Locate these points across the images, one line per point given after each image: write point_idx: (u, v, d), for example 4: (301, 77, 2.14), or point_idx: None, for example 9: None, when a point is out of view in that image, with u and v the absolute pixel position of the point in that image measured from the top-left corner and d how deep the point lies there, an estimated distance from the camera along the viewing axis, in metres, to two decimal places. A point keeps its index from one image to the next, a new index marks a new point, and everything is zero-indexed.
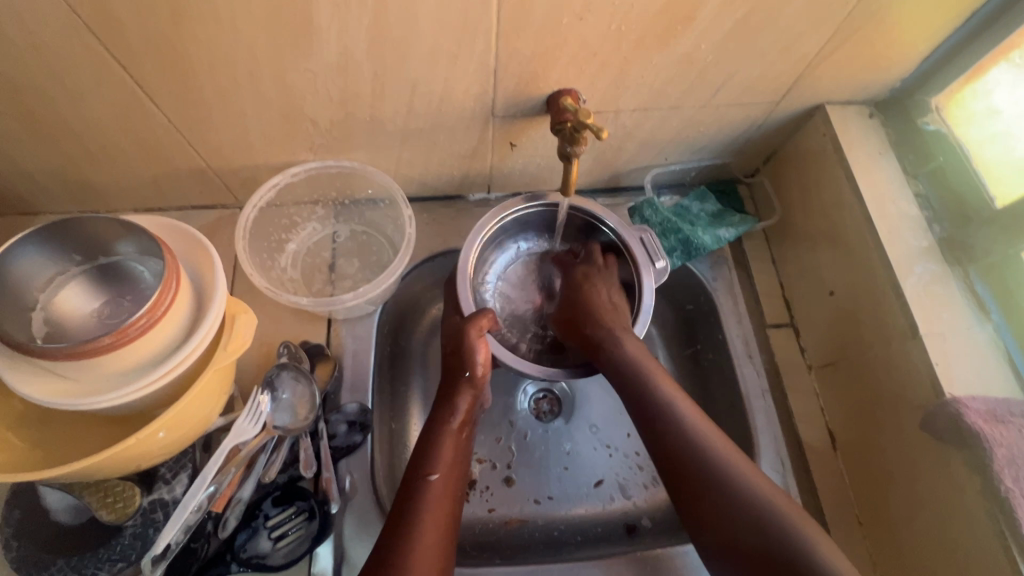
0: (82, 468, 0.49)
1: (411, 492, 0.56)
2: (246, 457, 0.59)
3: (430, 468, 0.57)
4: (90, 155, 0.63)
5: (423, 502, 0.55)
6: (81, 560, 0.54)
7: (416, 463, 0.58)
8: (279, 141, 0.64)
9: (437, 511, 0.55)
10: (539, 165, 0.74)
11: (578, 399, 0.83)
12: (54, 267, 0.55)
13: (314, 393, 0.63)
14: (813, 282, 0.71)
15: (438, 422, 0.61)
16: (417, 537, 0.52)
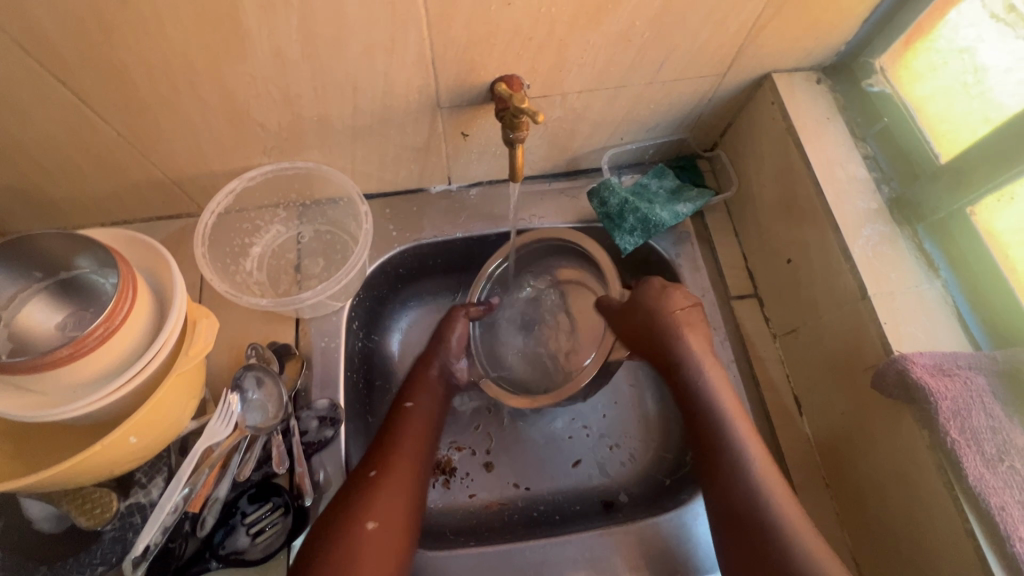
0: (53, 477, 0.51)
1: (378, 453, 0.63)
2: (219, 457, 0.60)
3: (400, 436, 0.65)
4: (47, 174, 0.64)
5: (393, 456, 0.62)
6: (65, 565, 0.56)
7: (384, 437, 0.65)
8: (231, 146, 0.65)
9: (408, 467, 0.62)
10: (494, 154, 0.75)
11: None
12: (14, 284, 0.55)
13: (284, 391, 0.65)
14: (772, 251, 0.72)
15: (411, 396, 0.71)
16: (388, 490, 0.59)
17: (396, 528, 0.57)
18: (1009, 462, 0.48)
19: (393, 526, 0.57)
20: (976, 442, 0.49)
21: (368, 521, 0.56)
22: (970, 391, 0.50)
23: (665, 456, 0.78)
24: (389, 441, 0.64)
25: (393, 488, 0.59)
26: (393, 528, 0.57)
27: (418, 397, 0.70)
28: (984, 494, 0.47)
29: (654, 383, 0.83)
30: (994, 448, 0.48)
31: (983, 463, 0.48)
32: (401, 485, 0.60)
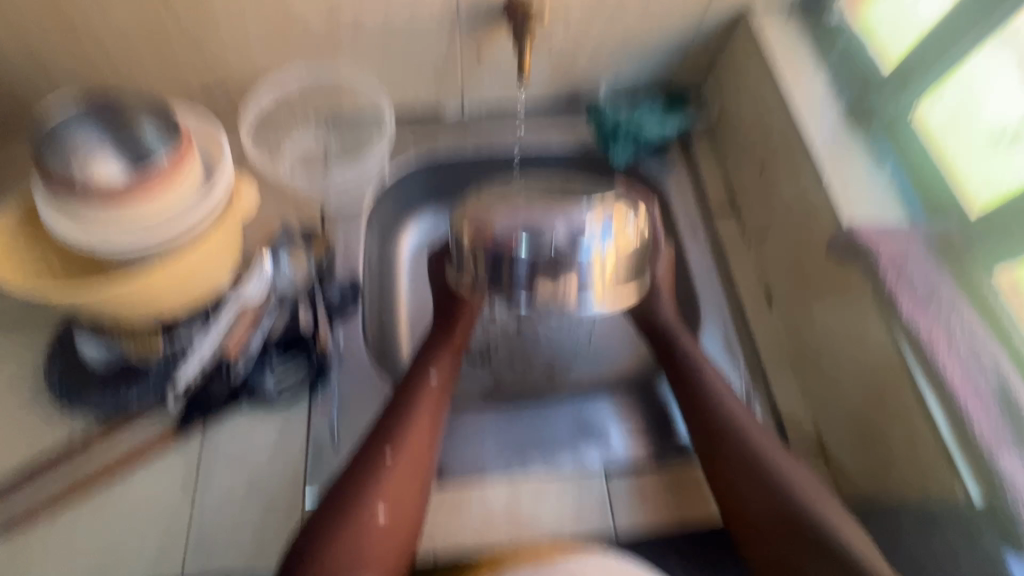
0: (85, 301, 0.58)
1: (394, 433, 0.61)
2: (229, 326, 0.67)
3: (412, 411, 0.63)
4: (113, 67, 0.74)
5: (398, 442, 0.60)
6: (115, 388, 0.64)
7: (396, 411, 0.63)
8: (277, 48, 0.76)
9: (412, 453, 0.60)
10: (503, 76, 0.85)
11: None
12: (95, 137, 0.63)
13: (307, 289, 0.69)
14: (747, 163, 0.81)
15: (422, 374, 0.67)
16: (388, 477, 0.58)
17: (405, 520, 0.57)
18: (933, 298, 0.56)
19: (400, 523, 0.56)
20: (908, 284, 0.57)
21: (378, 514, 0.56)
22: (904, 247, 0.59)
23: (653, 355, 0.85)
24: (401, 419, 0.62)
25: (396, 479, 0.58)
26: (403, 520, 0.57)
27: (439, 368, 0.68)
28: (912, 323, 0.56)
29: None
30: (924, 289, 0.57)
31: (914, 301, 0.56)
32: (413, 470, 0.59)
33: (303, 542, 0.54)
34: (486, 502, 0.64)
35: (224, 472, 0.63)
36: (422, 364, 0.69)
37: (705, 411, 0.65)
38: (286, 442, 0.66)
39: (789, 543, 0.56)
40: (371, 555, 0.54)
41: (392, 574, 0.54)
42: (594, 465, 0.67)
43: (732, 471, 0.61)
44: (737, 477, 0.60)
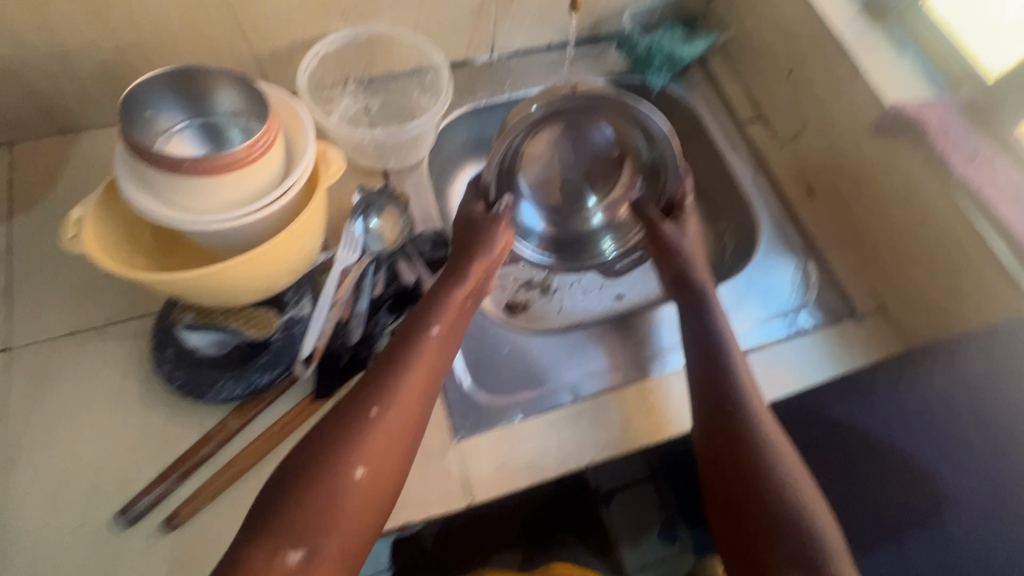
0: (180, 283, 0.57)
1: (386, 388, 0.55)
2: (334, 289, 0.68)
3: (411, 363, 0.56)
4: (142, 43, 0.69)
5: (389, 401, 0.54)
6: (241, 372, 0.63)
7: (393, 361, 0.57)
8: (316, 8, 0.72)
9: (403, 415, 0.54)
10: (533, 15, 0.86)
11: None
12: (173, 115, 0.60)
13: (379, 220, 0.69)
14: (772, 72, 0.88)
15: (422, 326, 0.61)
16: (370, 441, 0.52)
17: (386, 478, 0.52)
18: (978, 154, 0.67)
19: (382, 484, 0.52)
20: (956, 145, 0.67)
21: (357, 469, 0.51)
22: (947, 114, 0.68)
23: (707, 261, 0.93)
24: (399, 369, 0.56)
25: (377, 441, 0.52)
26: (381, 480, 0.52)
27: (445, 320, 0.61)
28: (966, 176, 0.66)
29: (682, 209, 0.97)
30: (969, 147, 0.67)
31: (964, 158, 0.66)
32: (402, 426, 0.54)
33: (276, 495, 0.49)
34: (620, 408, 0.69)
35: None
36: (428, 310, 0.62)
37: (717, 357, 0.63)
38: None
39: (747, 494, 0.54)
40: (344, 514, 0.49)
41: (354, 535, 0.50)
42: None
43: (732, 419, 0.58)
44: (736, 410, 0.58)
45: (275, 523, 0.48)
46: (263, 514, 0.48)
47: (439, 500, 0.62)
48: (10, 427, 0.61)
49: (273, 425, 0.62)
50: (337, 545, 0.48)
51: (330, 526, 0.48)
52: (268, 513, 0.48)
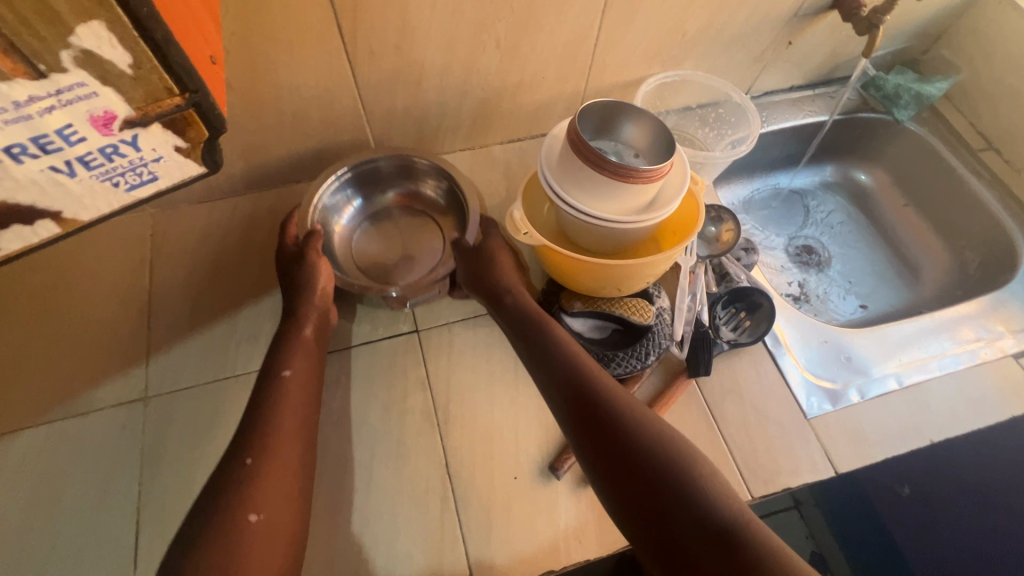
0: (601, 266, 0.70)
1: (261, 431, 0.59)
2: (375, 250, 0.83)
3: (276, 409, 0.61)
4: (518, 85, 0.85)
5: (262, 456, 0.57)
6: (628, 352, 0.73)
7: (256, 415, 0.60)
8: (650, 56, 0.87)
9: (273, 463, 0.57)
10: (794, 61, 1.00)
11: (829, 254, 1.11)
12: (593, 132, 0.74)
13: (387, 168, 0.83)
14: (1009, 106, 0.99)
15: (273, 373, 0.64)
16: (260, 475, 0.56)
17: (282, 523, 0.55)
18: None
19: (278, 527, 0.54)
20: None
21: (251, 513, 0.53)
22: None
23: (947, 278, 1.02)
24: (270, 421, 0.60)
25: (263, 481, 0.55)
26: (277, 528, 0.54)
27: (297, 364, 0.65)
28: None
29: (910, 231, 1.09)
30: None
31: None
32: (280, 538, 0.54)
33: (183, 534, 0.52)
34: (944, 391, 0.77)
35: (733, 405, 0.74)
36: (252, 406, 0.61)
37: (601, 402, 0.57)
38: (766, 375, 0.77)
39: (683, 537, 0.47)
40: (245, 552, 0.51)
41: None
42: (1009, 349, 0.82)
43: (636, 471, 0.51)
44: (642, 468, 0.51)
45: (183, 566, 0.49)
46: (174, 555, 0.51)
47: (809, 469, 0.70)
48: (434, 393, 0.73)
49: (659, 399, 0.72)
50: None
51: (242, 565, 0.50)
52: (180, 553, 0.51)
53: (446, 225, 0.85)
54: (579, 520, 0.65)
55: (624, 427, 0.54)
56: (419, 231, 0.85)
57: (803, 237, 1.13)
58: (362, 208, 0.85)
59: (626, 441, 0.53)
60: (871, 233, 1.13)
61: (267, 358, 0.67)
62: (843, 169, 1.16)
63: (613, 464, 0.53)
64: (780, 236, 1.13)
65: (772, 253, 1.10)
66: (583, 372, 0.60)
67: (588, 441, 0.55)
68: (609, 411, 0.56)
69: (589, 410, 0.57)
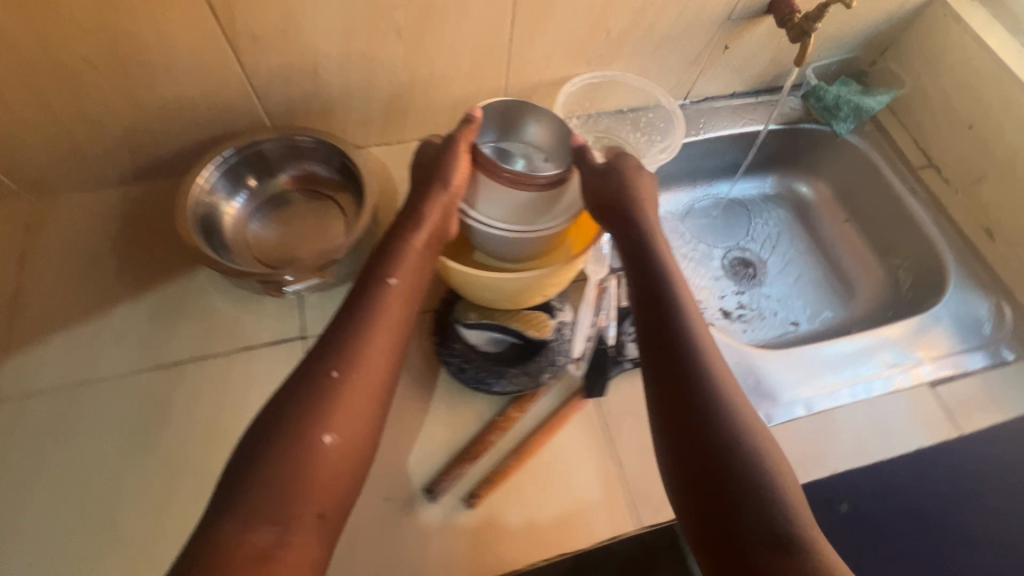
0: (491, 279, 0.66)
1: (346, 348, 0.56)
2: (272, 237, 0.78)
3: (373, 322, 0.58)
4: (429, 80, 0.80)
5: (322, 388, 0.53)
6: (521, 368, 0.70)
7: (363, 314, 0.58)
8: (572, 55, 0.83)
9: (363, 385, 0.54)
10: (732, 67, 0.96)
11: (767, 269, 1.07)
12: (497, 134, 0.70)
13: (274, 151, 0.77)
14: (951, 123, 0.96)
15: (377, 281, 0.61)
16: (342, 397, 0.53)
17: (352, 440, 0.53)
18: None
19: (353, 444, 0.52)
20: None
21: (326, 436, 0.51)
22: None
23: (880, 300, 0.99)
24: (362, 339, 0.56)
25: (341, 402, 0.53)
26: (348, 448, 0.52)
27: (402, 275, 0.62)
28: None
29: (848, 248, 1.06)
30: None
31: None
32: (347, 464, 0.52)
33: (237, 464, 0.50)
34: (853, 421, 0.74)
35: (630, 429, 0.70)
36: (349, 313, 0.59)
37: (695, 348, 0.57)
38: None
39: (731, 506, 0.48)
40: (312, 481, 0.49)
41: (324, 508, 0.50)
42: (928, 378, 0.79)
43: (739, 428, 0.52)
44: (712, 428, 0.52)
45: (236, 499, 0.47)
46: (231, 478, 0.49)
47: None
48: None
49: (552, 419, 0.68)
50: (317, 513, 0.49)
51: (303, 491, 0.49)
52: (235, 476, 0.49)
53: (342, 198, 0.81)
54: (448, 550, 0.61)
55: (688, 383, 0.55)
56: (315, 214, 0.81)
57: (739, 250, 1.09)
58: (251, 196, 0.79)
59: (704, 393, 0.54)
60: (811, 249, 1.09)
61: (370, 264, 0.64)
62: (785, 181, 1.13)
63: (690, 414, 0.53)
64: (717, 247, 1.09)
65: (706, 266, 1.06)
66: (677, 313, 0.60)
67: (662, 395, 0.56)
68: (703, 368, 0.56)
69: (685, 358, 0.57)
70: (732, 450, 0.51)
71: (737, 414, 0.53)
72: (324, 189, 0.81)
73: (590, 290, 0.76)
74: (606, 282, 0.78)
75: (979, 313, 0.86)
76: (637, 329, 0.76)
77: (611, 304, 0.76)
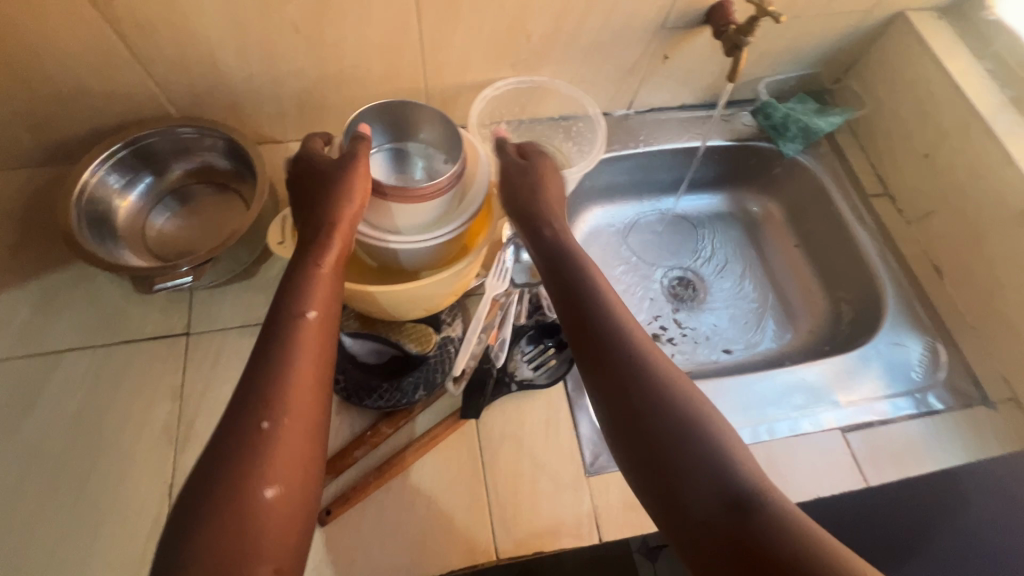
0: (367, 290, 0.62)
1: (265, 385, 0.43)
2: (173, 230, 0.77)
3: (283, 349, 0.45)
4: (339, 77, 0.77)
5: (243, 441, 0.41)
6: (397, 382, 0.68)
7: (265, 356, 0.45)
8: (493, 58, 0.79)
9: (293, 426, 0.43)
10: (676, 78, 0.91)
11: (708, 290, 1.01)
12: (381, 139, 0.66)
13: (164, 144, 0.74)
14: (908, 150, 0.89)
15: (287, 310, 0.48)
16: (270, 441, 0.41)
17: (300, 482, 0.42)
18: None
19: (298, 493, 0.41)
20: None
21: (266, 488, 0.40)
22: None
23: (821, 332, 0.93)
24: (283, 363, 0.45)
25: (273, 445, 0.41)
26: (295, 491, 0.41)
27: (321, 302, 0.50)
28: None
29: (795, 276, 1.00)
30: None
31: None
32: (289, 511, 0.40)
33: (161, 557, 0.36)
34: None
35: (506, 454, 0.67)
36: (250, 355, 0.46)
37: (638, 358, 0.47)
38: (555, 424, 0.70)
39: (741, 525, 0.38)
40: (255, 546, 0.37)
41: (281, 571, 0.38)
42: (840, 423, 0.74)
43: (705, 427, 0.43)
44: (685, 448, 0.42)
45: None
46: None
47: (572, 532, 0.63)
48: (184, 406, 0.67)
49: (424, 436, 0.66)
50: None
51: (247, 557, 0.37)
52: (160, 567, 0.36)
53: (241, 187, 0.79)
54: None
55: (645, 398, 0.45)
56: (216, 205, 0.79)
57: (681, 268, 1.03)
58: (150, 188, 0.77)
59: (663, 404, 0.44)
60: (759, 271, 1.03)
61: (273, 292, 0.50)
62: (738, 198, 1.07)
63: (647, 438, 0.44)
64: (658, 264, 1.03)
65: (643, 282, 1.01)
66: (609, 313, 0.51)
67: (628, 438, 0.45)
68: (653, 371, 0.46)
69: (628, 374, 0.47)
70: (702, 453, 0.42)
71: (708, 417, 0.44)
72: (224, 179, 0.79)
73: (483, 307, 0.71)
74: (504, 298, 0.74)
75: (912, 356, 0.80)
76: (531, 349, 0.73)
77: (507, 322, 0.73)
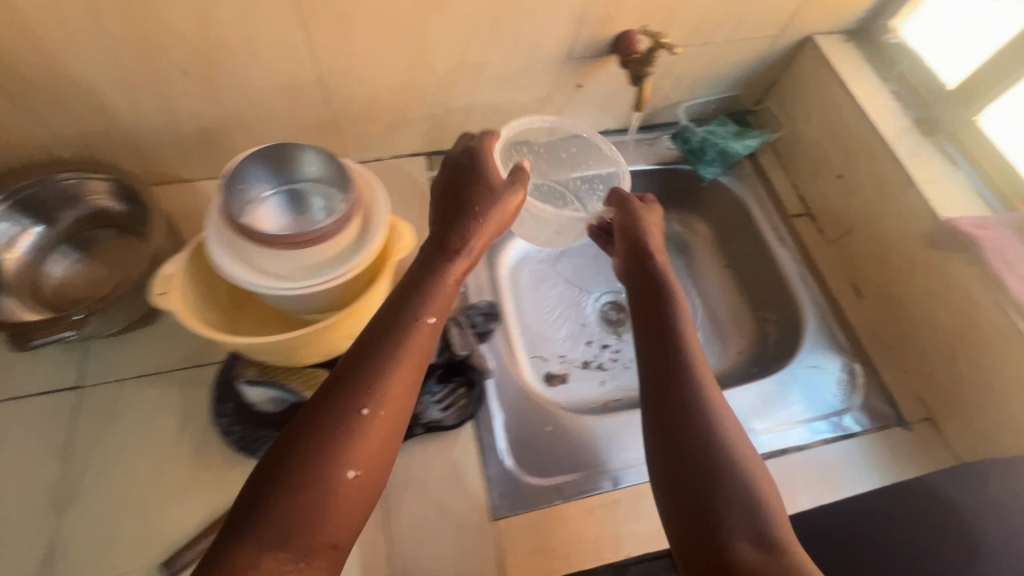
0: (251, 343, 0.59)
1: (371, 378, 0.46)
2: (75, 279, 0.74)
3: (391, 350, 0.48)
4: (240, 117, 0.76)
5: (344, 427, 0.44)
6: None
7: (380, 347, 0.48)
8: (400, 93, 0.79)
9: (376, 435, 0.45)
10: (593, 105, 0.91)
11: None
12: (264, 184, 0.64)
13: (50, 191, 0.72)
14: (824, 171, 0.90)
15: (414, 311, 0.51)
16: (359, 431, 0.44)
17: (379, 473, 0.45)
18: None
19: (376, 482, 0.45)
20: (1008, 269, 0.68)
21: (349, 470, 0.43)
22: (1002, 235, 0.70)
23: (748, 354, 0.91)
24: (383, 359, 0.47)
25: (357, 440, 0.44)
26: (373, 480, 0.44)
27: (439, 311, 0.53)
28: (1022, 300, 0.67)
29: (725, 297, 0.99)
30: None
31: None
32: (361, 501, 0.43)
33: (241, 507, 0.41)
34: None
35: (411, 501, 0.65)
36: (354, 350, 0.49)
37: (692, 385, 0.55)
38: (462, 467, 0.68)
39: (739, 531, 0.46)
40: (332, 513, 0.41)
41: (346, 546, 0.42)
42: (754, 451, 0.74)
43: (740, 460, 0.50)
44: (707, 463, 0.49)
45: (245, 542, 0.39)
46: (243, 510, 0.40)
47: None
48: (72, 466, 0.64)
49: None
50: (331, 546, 0.41)
51: (326, 519, 0.41)
52: (249, 512, 0.40)
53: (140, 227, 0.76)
54: None
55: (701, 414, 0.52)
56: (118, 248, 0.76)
57: (611, 294, 1.02)
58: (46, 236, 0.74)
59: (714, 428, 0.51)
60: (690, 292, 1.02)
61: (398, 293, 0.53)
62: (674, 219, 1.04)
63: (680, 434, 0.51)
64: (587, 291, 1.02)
65: (571, 309, 0.99)
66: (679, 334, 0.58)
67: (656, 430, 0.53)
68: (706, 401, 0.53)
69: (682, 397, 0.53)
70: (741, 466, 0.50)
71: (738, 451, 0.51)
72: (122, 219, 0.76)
73: None
74: None
75: (830, 379, 0.80)
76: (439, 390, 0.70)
77: None
